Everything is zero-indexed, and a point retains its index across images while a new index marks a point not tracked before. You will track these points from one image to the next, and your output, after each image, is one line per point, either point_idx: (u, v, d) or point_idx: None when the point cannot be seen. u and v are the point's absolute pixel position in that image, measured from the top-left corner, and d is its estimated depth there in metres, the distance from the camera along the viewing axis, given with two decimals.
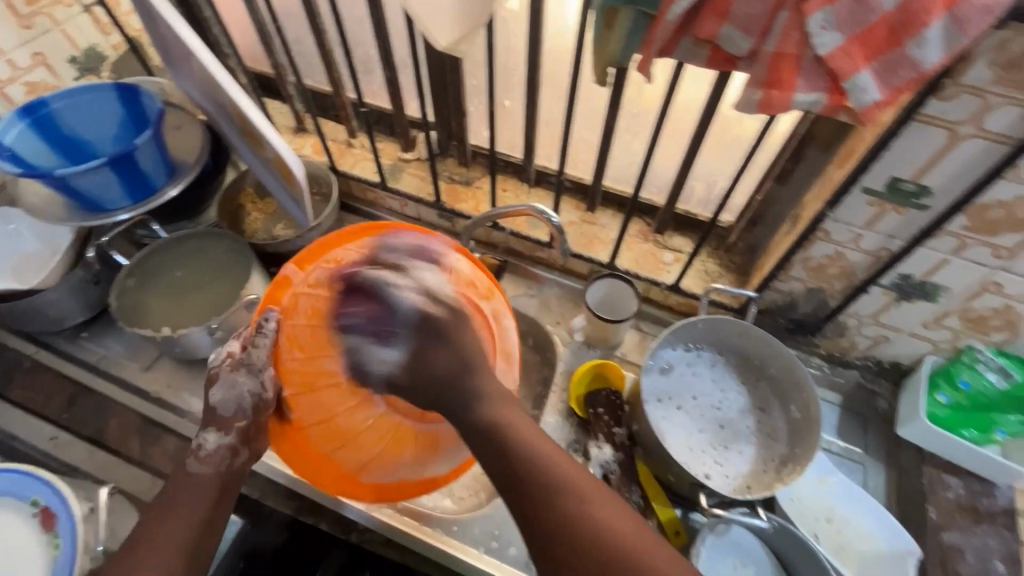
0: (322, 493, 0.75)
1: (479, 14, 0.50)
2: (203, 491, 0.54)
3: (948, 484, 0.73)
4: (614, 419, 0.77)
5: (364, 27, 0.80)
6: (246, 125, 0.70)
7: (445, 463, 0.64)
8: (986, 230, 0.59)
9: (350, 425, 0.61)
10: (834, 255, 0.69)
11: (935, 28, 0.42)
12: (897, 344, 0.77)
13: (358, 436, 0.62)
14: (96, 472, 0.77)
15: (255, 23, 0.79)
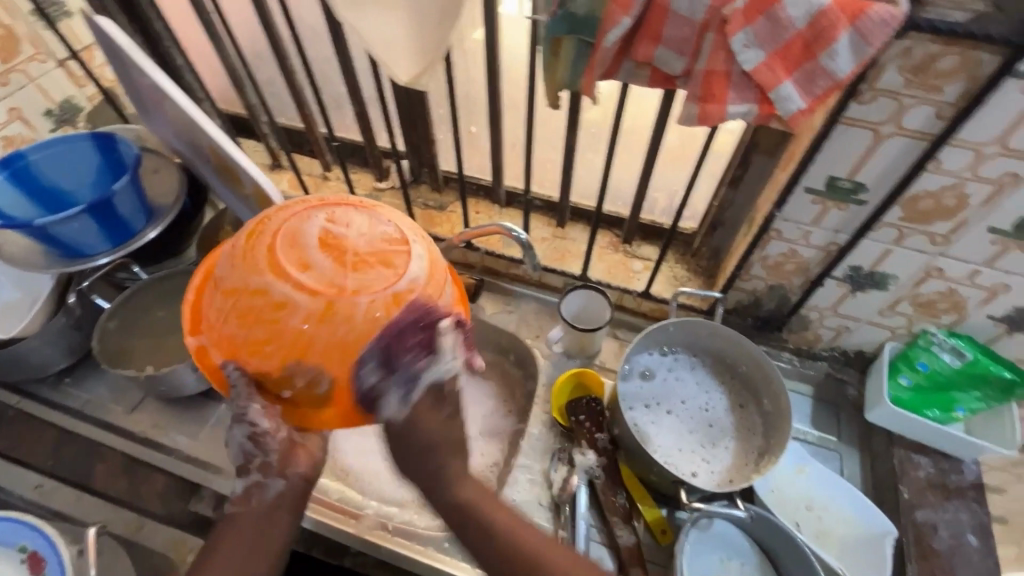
0: (317, 519, 0.77)
1: (437, 48, 0.56)
2: (249, 534, 0.54)
3: (918, 463, 0.76)
4: (596, 426, 0.79)
5: (331, 65, 0.84)
6: (223, 163, 0.74)
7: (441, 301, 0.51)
8: (919, 219, 0.64)
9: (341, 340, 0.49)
10: (788, 253, 0.74)
11: (844, 39, 0.47)
12: (859, 332, 0.81)
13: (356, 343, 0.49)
14: (84, 515, 0.77)
15: (229, 68, 0.82)
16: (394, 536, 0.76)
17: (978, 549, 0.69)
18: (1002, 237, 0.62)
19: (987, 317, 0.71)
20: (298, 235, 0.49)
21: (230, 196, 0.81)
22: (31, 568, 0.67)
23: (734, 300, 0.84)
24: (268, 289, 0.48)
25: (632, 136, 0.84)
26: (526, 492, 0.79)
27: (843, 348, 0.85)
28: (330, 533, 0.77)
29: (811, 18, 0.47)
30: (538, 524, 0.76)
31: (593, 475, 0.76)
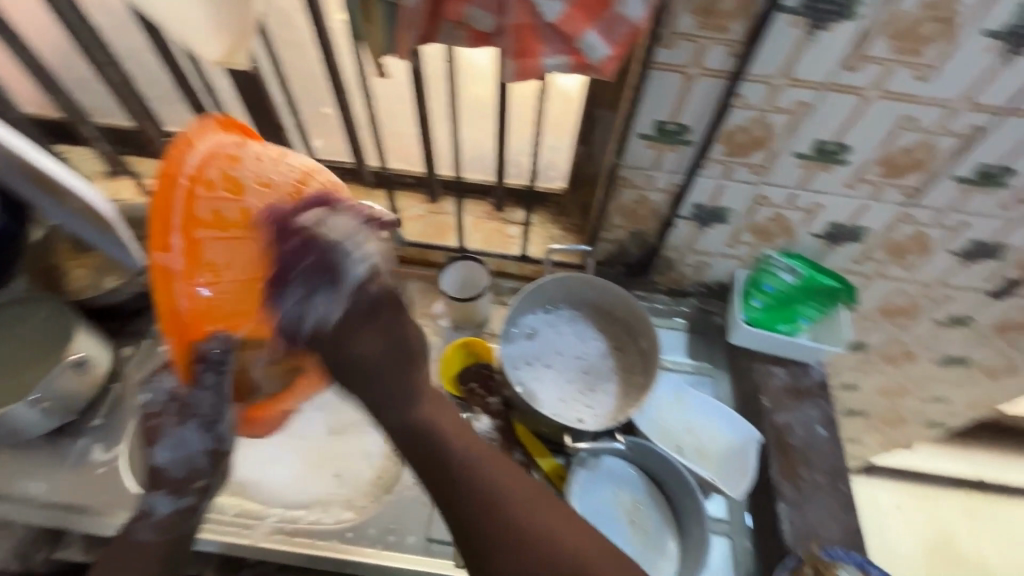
0: (215, 532, 0.76)
1: (241, 16, 0.54)
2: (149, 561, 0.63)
3: (775, 374, 0.85)
4: (487, 390, 0.83)
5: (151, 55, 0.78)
6: (47, 180, 0.68)
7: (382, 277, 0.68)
8: (738, 153, 0.70)
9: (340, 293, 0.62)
10: (639, 199, 0.79)
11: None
12: (716, 265, 0.89)
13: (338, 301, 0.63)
14: None
15: (28, 67, 0.74)
16: (296, 537, 0.77)
17: (827, 438, 0.79)
18: (806, 161, 0.70)
19: (811, 234, 0.80)
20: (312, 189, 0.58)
21: (64, 215, 0.72)
22: None
23: (604, 251, 0.90)
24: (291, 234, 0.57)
25: (481, 106, 0.90)
26: None
27: (706, 282, 0.92)
28: (228, 543, 0.76)
29: None
30: None
31: (490, 438, 0.79)
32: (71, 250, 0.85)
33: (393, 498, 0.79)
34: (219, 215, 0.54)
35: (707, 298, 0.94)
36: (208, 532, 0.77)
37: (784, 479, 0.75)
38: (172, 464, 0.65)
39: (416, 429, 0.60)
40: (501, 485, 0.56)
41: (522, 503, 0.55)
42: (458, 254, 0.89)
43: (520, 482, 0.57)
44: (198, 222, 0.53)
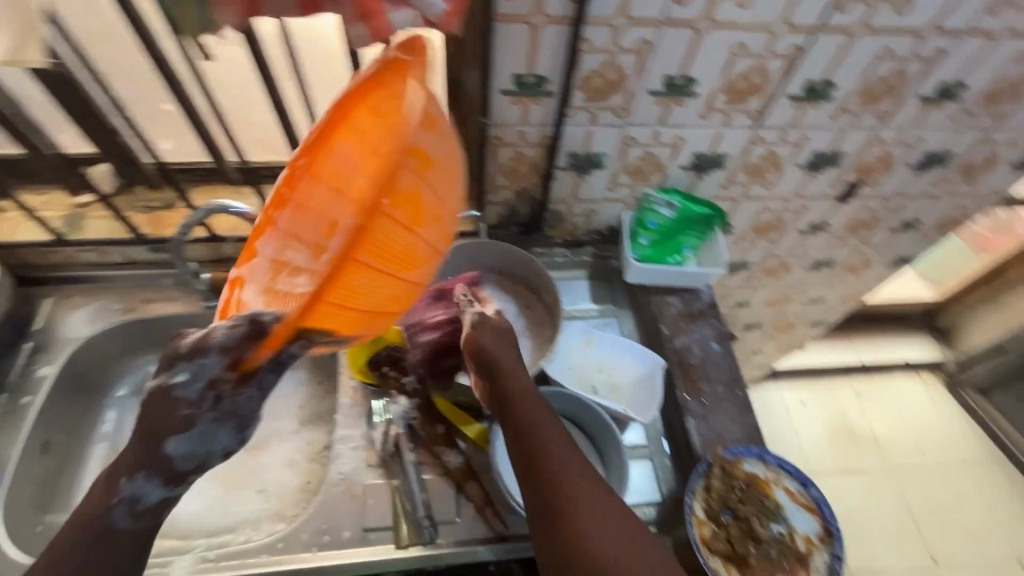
0: None
1: None
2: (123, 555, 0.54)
3: (671, 303, 0.90)
4: (399, 371, 0.81)
5: None
6: None
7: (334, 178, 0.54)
8: (597, 97, 0.72)
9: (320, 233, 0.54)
10: (516, 156, 0.80)
11: None
12: (602, 211, 0.92)
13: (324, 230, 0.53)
14: None
15: None
16: (220, 562, 0.71)
17: (721, 351, 0.86)
18: (660, 97, 0.73)
19: (680, 167, 0.85)
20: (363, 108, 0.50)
21: None
22: None
23: (495, 214, 0.90)
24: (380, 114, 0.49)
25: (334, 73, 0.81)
26: (351, 460, 0.79)
27: (597, 228, 0.96)
28: None
29: None
30: (370, 484, 0.77)
31: (410, 418, 0.79)
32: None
33: (320, 497, 0.76)
34: (390, 245, 0.44)
35: (603, 244, 0.98)
36: None
37: (689, 396, 0.81)
38: (177, 454, 0.56)
39: (524, 389, 0.65)
40: (576, 488, 0.55)
41: (574, 474, 0.56)
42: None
43: (586, 480, 0.56)
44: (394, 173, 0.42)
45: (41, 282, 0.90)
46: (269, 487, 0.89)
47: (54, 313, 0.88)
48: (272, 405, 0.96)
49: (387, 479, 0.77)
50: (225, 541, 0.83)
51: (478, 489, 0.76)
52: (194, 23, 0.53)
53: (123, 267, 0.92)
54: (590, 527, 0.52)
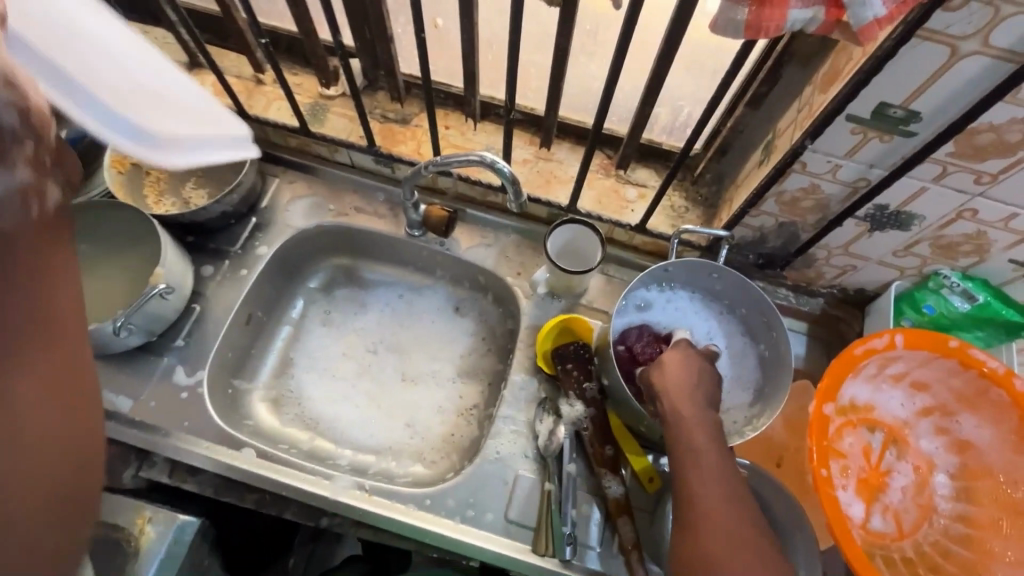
0: (283, 482, 0.73)
1: None
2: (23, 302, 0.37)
3: (913, 400, 0.75)
4: (585, 374, 0.78)
5: None
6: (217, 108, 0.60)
7: (990, 461, 0.70)
8: (971, 157, 0.55)
9: (874, 458, 0.73)
10: (809, 188, 0.66)
11: None
12: (865, 271, 0.78)
13: (911, 463, 0.74)
14: None
15: None
16: (374, 495, 0.73)
17: (951, 495, 0.72)
18: None
19: (1007, 259, 0.67)
20: (965, 442, 0.72)
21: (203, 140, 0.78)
22: None
23: (739, 236, 0.80)
24: (1002, 524, 0.67)
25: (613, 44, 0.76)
26: (508, 443, 0.77)
27: (841, 287, 0.83)
28: (269, 493, 0.74)
29: None
30: (522, 475, 0.75)
31: (581, 426, 0.76)
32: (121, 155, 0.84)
33: (474, 470, 0.76)
34: (887, 533, 0.70)
35: (838, 302, 0.86)
36: (249, 469, 0.73)
37: (889, 529, 0.70)
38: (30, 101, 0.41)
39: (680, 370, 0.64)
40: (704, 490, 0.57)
41: (704, 479, 0.57)
42: (579, 221, 0.80)
43: (710, 470, 0.57)
44: (982, 528, 0.68)
45: (270, 158, 0.94)
46: (416, 425, 0.89)
47: (279, 196, 0.91)
48: (432, 344, 0.95)
49: (540, 478, 0.75)
50: (369, 464, 0.86)
51: (629, 529, 0.70)
52: None
53: (348, 168, 0.94)
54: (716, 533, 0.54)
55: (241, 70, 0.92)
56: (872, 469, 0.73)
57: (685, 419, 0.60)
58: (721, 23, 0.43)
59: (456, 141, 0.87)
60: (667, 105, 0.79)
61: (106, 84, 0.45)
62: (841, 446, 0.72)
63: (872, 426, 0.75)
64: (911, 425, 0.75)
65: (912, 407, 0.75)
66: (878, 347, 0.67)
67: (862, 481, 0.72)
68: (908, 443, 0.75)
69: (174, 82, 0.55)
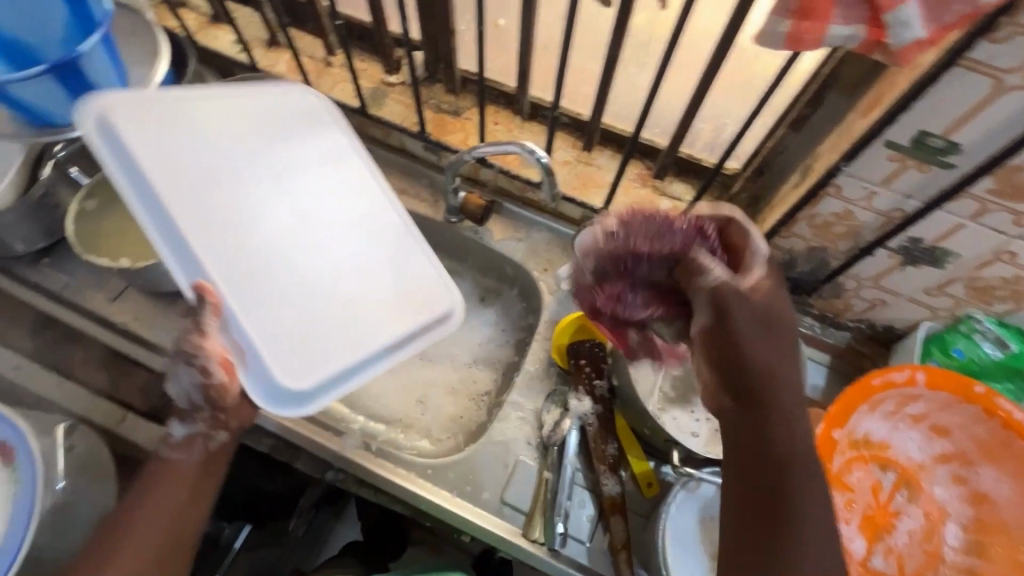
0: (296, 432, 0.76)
1: None
2: (182, 481, 0.59)
3: (932, 444, 0.72)
4: (596, 372, 0.79)
5: None
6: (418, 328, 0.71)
7: (1005, 518, 0.68)
8: (1010, 196, 0.55)
9: (881, 496, 0.72)
10: (842, 213, 0.67)
11: None
12: (894, 307, 0.77)
13: (919, 508, 0.72)
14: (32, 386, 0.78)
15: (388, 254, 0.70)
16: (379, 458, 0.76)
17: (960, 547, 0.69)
18: None
19: None
20: (982, 495, 0.70)
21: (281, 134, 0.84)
22: None
23: (768, 257, 0.80)
24: None
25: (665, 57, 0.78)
26: (514, 429, 0.79)
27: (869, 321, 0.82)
28: (283, 442, 0.78)
29: None
30: (523, 461, 0.77)
31: (586, 422, 0.77)
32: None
33: (477, 449, 0.78)
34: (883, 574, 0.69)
35: (864, 338, 0.85)
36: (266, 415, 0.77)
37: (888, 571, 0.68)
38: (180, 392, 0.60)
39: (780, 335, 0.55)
40: (806, 495, 0.50)
41: (810, 483, 0.50)
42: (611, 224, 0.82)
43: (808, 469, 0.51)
44: None
45: None
46: (429, 402, 0.92)
47: None
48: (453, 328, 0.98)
49: (540, 466, 0.77)
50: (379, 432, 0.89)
51: (621, 528, 0.71)
52: None
53: (398, 151, 0.99)
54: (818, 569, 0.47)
55: (313, 51, 0.99)
56: (877, 507, 0.72)
57: (783, 400, 0.53)
58: (765, 35, 0.45)
59: (502, 136, 0.91)
60: (710, 122, 0.81)
61: (296, 332, 0.63)
62: (849, 479, 0.71)
63: (883, 464, 0.73)
64: (926, 470, 0.73)
65: (929, 452, 0.73)
66: (899, 381, 0.66)
67: (865, 517, 0.71)
68: (919, 487, 0.73)
69: (358, 266, 0.69)
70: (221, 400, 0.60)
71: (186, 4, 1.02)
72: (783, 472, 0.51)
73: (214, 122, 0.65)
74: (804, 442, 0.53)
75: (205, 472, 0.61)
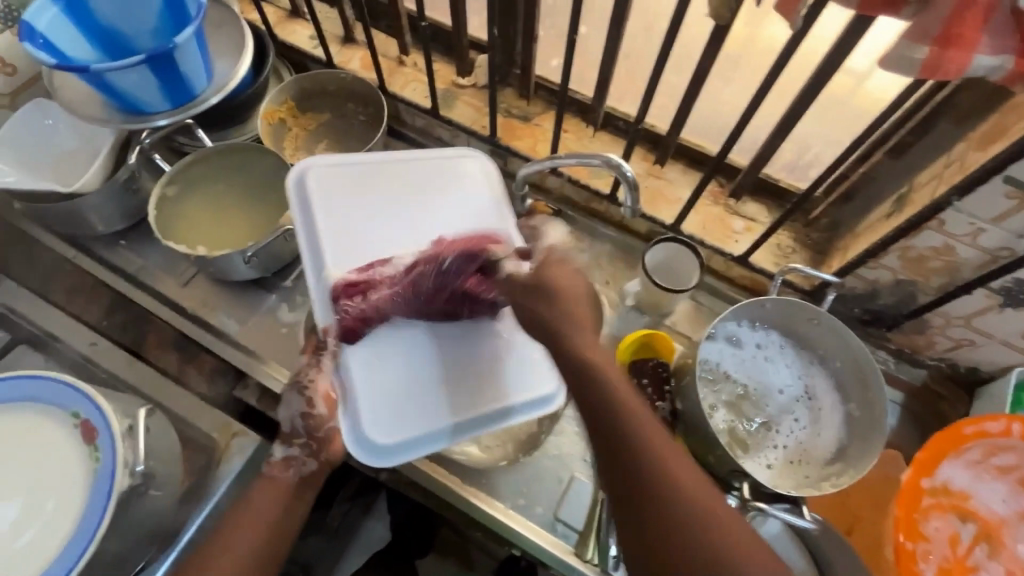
0: None
1: None
2: (281, 498, 0.65)
3: (1017, 498, 0.68)
4: (657, 393, 0.77)
5: None
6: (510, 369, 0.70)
7: None
8: None
9: (960, 549, 0.68)
10: (941, 248, 0.63)
11: None
12: (983, 350, 0.73)
13: (1002, 566, 0.67)
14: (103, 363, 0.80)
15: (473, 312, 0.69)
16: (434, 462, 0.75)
17: None
18: None
19: None
20: None
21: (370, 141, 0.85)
22: (84, 436, 0.61)
23: (847, 286, 0.77)
24: None
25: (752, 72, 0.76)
26: (570, 444, 0.78)
27: (950, 362, 0.78)
28: None
29: None
30: (578, 478, 0.76)
31: None
32: (274, 107, 0.92)
33: (532, 461, 0.77)
34: None
35: (941, 378, 0.81)
36: None
37: None
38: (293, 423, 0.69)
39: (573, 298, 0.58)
40: (684, 494, 0.47)
41: (629, 472, 0.49)
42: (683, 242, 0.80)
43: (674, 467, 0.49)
44: None
45: (395, 133, 1.01)
46: None
47: None
48: None
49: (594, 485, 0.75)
50: None
51: None
52: None
53: (463, 154, 0.99)
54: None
55: (387, 50, 1.00)
56: (956, 560, 0.67)
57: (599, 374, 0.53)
58: (893, 59, 0.43)
59: (572, 144, 0.90)
60: (794, 144, 0.78)
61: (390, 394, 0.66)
62: (926, 527, 0.67)
63: (963, 515, 0.69)
64: (1010, 525, 0.68)
65: (1014, 506, 0.68)
66: (990, 429, 0.63)
67: (943, 570, 0.67)
68: (1003, 544, 0.68)
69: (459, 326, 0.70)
70: (325, 432, 0.69)
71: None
72: (649, 485, 0.48)
73: (371, 184, 0.74)
74: (677, 495, 0.47)
75: (298, 496, 0.67)
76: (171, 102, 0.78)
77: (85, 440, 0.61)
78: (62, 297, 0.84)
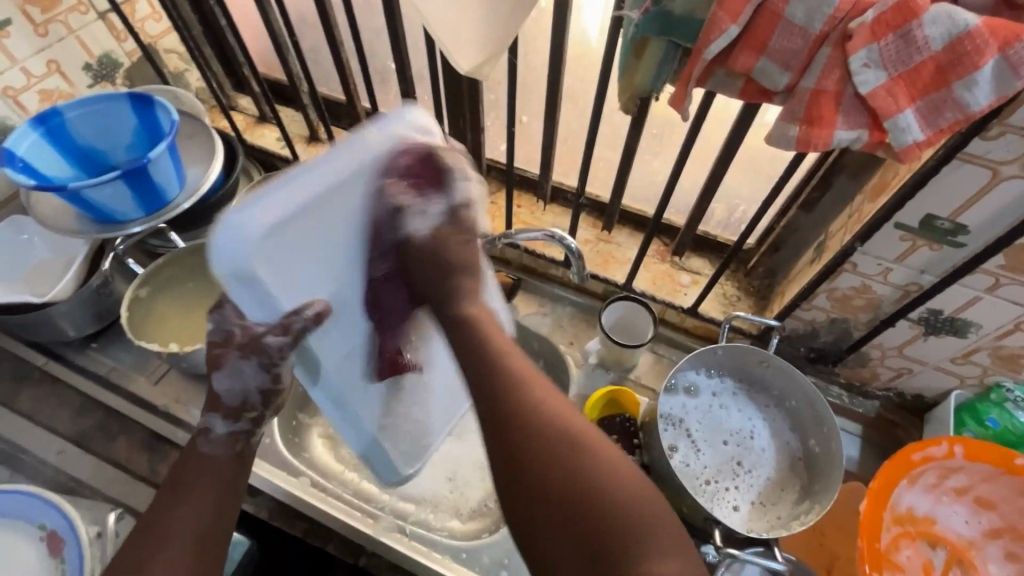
0: (329, 513, 0.76)
1: (498, 38, 0.53)
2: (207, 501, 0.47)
3: (976, 518, 0.71)
4: (628, 447, 0.80)
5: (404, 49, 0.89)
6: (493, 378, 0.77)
7: None
8: (1020, 271, 0.58)
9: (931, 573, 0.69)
10: (860, 287, 0.70)
11: (986, 68, 0.42)
12: (921, 377, 0.78)
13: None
14: (71, 470, 0.80)
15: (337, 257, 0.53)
16: (413, 541, 0.75)
17: None
18: None
19: None
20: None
21: None
22: (49, 549, 0.62)
23: (791, 329, 0.82)
24: None
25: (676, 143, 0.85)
26: None
27: (899, 390, 0.82)
28: (318, 524, 0.79)
29: (954, 37, 0.42)
30: None
31: None
32: None
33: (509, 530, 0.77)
34: None
35: (894, 407, 0.85)
36: (287, 490, 0.78)
37: None
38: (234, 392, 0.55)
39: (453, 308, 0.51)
40: (589, 436, 0.42)
41: (528, 425, 0.42)
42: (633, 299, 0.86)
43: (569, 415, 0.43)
44: None
45: None
46: (458, 478, 0.85)
47: None
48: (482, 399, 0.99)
49: None
50: (409, 513, 0.82)
51: None
52: (649, 71, 0.51)
53: None
54: (597, 463, 0.40)
55: None
56: None
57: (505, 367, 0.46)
58: (776, 136, 0.50)
59: (525, 218, 0.97)
60: (723, 202, 0.86)
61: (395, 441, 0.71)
62: (896, 557, 0.69)
63: (931, 541, 0.71)
64: (975, 544, 0.71)
65: (975, 523, 0.71)
66: (936, 453, 0.67)
67: None
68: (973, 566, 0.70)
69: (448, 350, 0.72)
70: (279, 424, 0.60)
71: (235, 107, 1.12)
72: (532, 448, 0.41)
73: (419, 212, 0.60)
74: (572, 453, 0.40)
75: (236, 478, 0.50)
76: (142, 210, 0.82)
77: (52, 551, 0.61)
78: (29, 407, 0.84)
